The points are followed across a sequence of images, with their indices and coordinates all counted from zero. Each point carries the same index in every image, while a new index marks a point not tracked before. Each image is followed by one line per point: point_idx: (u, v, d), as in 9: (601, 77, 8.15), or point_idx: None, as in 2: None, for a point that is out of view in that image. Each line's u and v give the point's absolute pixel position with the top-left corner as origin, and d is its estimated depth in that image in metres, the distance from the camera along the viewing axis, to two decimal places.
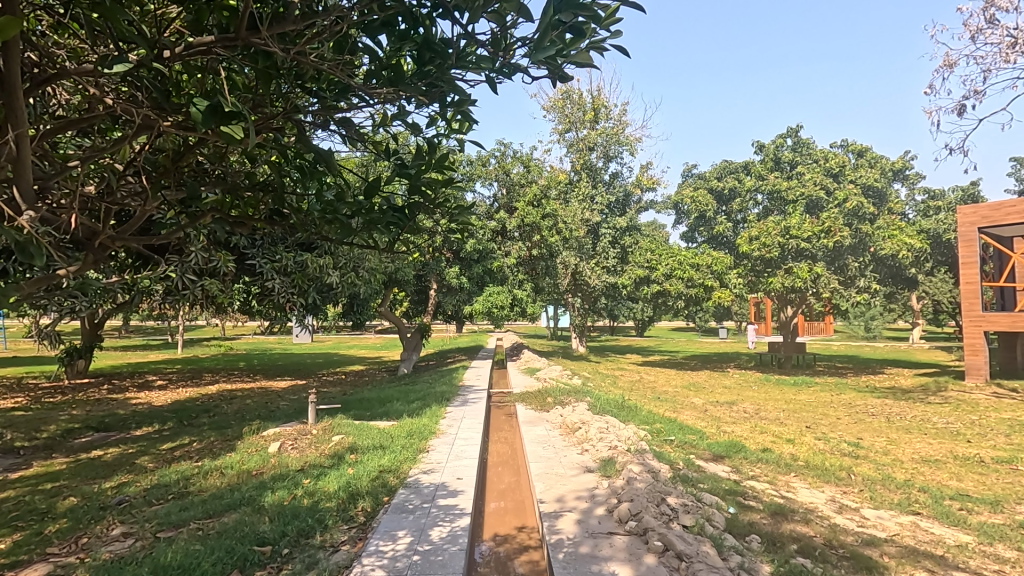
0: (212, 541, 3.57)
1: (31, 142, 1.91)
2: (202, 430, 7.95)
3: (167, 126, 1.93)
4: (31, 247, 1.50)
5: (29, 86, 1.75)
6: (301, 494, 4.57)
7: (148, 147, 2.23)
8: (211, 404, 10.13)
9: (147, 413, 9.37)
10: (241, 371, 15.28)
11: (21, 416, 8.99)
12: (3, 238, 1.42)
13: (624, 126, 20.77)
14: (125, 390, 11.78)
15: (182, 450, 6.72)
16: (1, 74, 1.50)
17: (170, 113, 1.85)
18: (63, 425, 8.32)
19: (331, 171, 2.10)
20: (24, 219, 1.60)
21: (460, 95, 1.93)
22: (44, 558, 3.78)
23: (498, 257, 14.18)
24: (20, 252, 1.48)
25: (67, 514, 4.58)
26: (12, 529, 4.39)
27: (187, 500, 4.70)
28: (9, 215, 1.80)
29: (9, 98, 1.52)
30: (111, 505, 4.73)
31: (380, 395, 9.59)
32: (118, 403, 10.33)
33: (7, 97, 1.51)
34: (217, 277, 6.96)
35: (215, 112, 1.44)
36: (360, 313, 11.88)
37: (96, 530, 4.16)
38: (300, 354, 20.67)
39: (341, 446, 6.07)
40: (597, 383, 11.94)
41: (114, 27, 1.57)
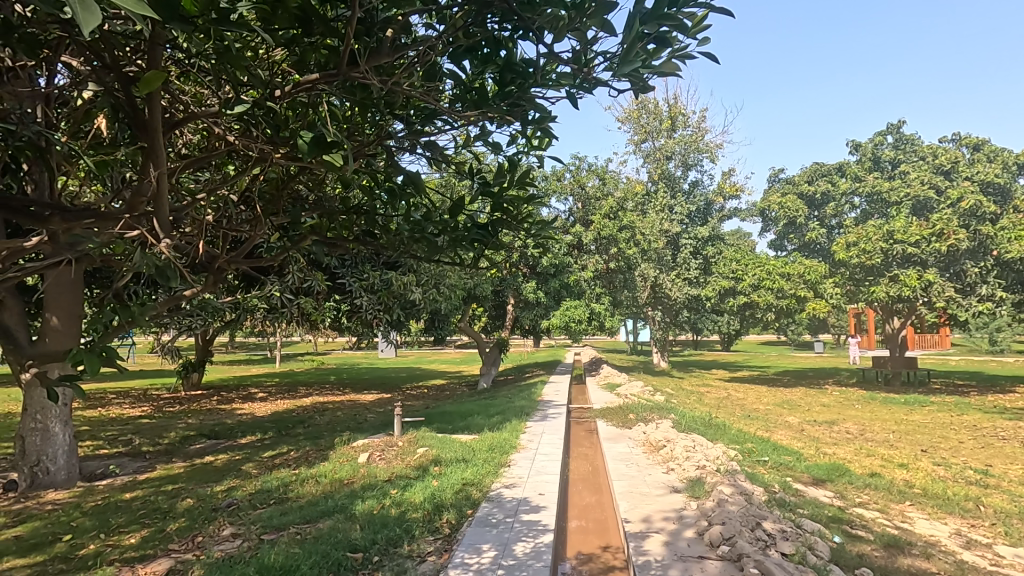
0: (309, 545, 3.78)
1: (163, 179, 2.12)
2: (298, 440, 8.50)
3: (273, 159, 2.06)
4: (168, 271, 1.68)
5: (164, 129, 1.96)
6: (389, 504, 4.75)
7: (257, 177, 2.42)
8: (305, 416, 10.82)
9: (250, 423, 10.15)
10: (332, 385, 16.17)
11: (147, 423, 10.05)
12: (147, 263, 1.60)
13: (703, 132, 20.08)
14: (231, 401, 12.83)
15: (281, 458, 7.21)
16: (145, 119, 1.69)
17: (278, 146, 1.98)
18: (180, 433, 9.18)
19: (418, 193, 2.18)
20: (161, 246, 1.78)
21: (541, 112, 1.94)
22: (167, 553, 4.18)
23: (575, 271, 14.10)
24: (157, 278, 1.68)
25: (185, 514, 5.04)
26: (140, 525, 4.89)
27: (286, 505, 5.03)
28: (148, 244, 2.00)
29: (152, 140, 1.70)
30: (221, 508, 5.16)
31: (462, 409, 9.78)
32: (225, 413, 11.26)
33: (150, 139, 1.70)
34: (312, 295, 7.54)
35: (319, 143, 1.51)
36: (442, 329, 12.24)
37: (210, 530, 4.54)
38: (386, 369, 21.61)
39: (425, 458, 6.26)
40: (681, 400, 11.45)
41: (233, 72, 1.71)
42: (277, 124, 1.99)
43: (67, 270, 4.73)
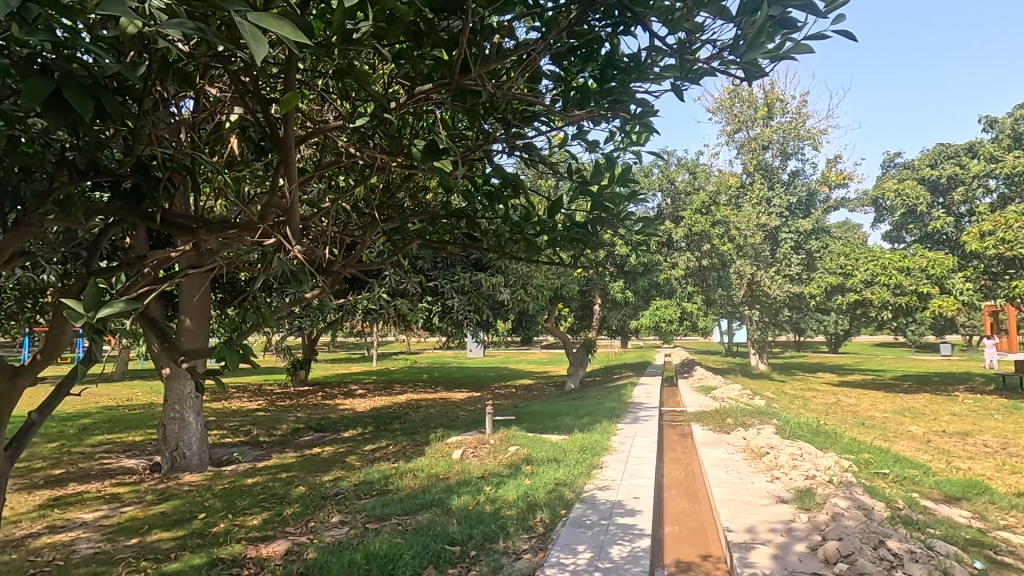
0: (410, 536, 3.97)
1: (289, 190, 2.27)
2: (396, 435, 8.93)
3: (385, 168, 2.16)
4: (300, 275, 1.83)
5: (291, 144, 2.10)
6: (483, 500, 4.86)
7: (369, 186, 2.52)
8: (401, 412, 11.35)
9: (352, 417, 10.81)
10: (425, 383, 16.83)
11: (264, 415, 11.02)
12: (284, 268, 1.75)
13: (804, 118, 18.71)
14: (335, 397, 13.75)
15: (381, 452, 7.62)
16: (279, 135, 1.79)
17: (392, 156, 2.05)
18: (291, 425, 9.98)
19: (518, 195, 2.21)
20: (293, 252, 1.92)
21: (643, 108, 1.90)
22: (285, 535, 4.57)
23: (664, 269, 13.68)
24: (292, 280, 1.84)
25: (299, 500, 5.47)
26: (261, 508, 5.37)
27: (388, 496, 5.31)
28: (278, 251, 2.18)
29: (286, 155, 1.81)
30: (329, 496, 5.55)
31: (551, 409, 9.81)
32: (330, 408, 12.08)
33: (285, 154, 1.80)
34: (407, 297, 7.91)
35: (431, 149, 1.55)
36: (529, 329, 12.34)
37: (321, 517, 4.90)
38: (475, 368, 22.16)
39: (517, 457, 6.34)
40: (784, 404, 10.74)
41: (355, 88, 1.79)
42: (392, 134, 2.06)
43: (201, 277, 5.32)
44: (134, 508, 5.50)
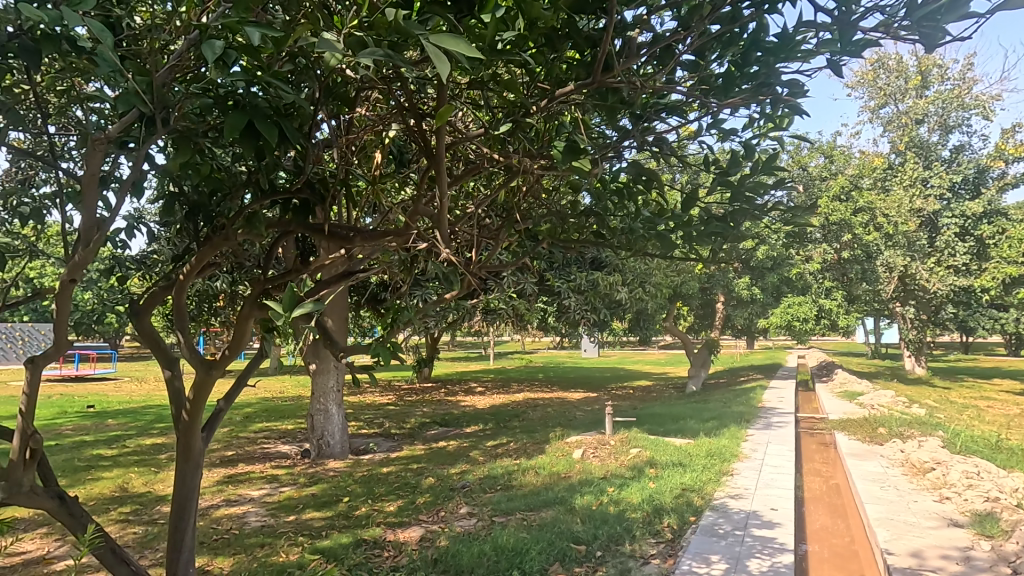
0: (536, 532, 4.04)
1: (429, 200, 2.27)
2: (516, 432, 9.16)
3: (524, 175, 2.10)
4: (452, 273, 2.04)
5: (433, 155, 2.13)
6: (607, 501, 4.81)
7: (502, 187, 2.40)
8: (519, 410, 11.61)
9: (474, 413, 11.27)
10: (541, 382, 17.05)
11: (394, 409, 11.86)
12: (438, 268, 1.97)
13: (970, 84, 16.18)
14: (456, 394, 14.42)
15: (503, 448, 7.85)
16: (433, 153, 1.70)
17: (537, 159, 1.93)
18: (419, 419, 10.63)
19: (650, 190, 2.15)
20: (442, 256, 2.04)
21: (791, 89, 1.76)
22: (419, 522, 4.88)
23: (797, 263, 12.58)
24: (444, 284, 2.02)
25: (429, 490, 5.81)
26: (397, 495, 5.79)
27: (512, 491, 5.46)
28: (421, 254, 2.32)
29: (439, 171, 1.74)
30: (457, 488, 5.83)
31: (673, 411, 9.45)
32: (453, 404, 12.69)
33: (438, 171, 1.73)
34: (526, 297, 8.06)
35: (572, 150, 1.56)
36: (647, 328, 12.00)
37: (450, 507, 5.17)
38: (590, 368, 22.02)
39: (639, 459, 6.20)
40: (950, 414, 9.38)
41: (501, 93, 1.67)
42: (538, 138, 1.92)
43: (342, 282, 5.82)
44: (291, 488, 6.18)
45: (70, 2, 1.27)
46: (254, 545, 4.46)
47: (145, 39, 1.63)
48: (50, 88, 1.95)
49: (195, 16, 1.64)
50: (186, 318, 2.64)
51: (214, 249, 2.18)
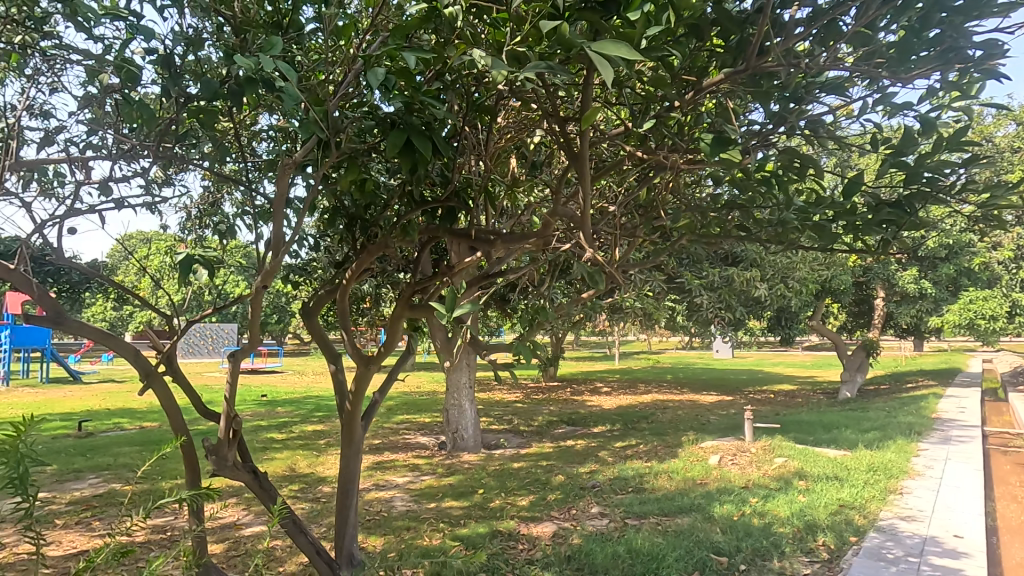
0: (672, 538, 3.92)
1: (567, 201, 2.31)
2: (645, 434, 8.92)
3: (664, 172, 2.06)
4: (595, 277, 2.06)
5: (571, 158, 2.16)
6: (750, 512, 4.51)
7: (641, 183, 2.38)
8: (648, 412, 11.26)
9: (600, 414, 11.17)
10: (669, 383, 16.41)
11: (522, 407, 12.15)
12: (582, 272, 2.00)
13: None
14: (582, 393, 14.40)
15: (632, 450, 7.70)
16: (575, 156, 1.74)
17: (677, 153, 1.88)
18: (546, 417, 10.78)
19: (805, 179, 1.97)
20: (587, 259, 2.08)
21: (987, 51, 1.52)
22: (551, 519, 4.97)
23: (981, 251, 10.75)
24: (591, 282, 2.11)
25: (560, 488, 5.88)
26: (529, 490, 5.93)
27: (644, 494, 5.34)
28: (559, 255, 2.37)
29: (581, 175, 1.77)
30: (587, 487, 5.82)
31: (823, 419, 8.58)
32: (579, 403, 12.69)
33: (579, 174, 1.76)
34: (655, 295, 7.82)
35: (721, 142, 1.49)
36: (790, 327, 11.03)
37: (581, 506, 5.19)
38: (723, 369, 20.74)
39: (786, 470, 5.71)
40: None
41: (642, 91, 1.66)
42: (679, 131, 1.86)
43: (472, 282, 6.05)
44: (430, 477, 6.61)
45: (263, 50, 1.46)
46: (400, 527, 4.84)
47: (317, 72, 1.85)
48: (244, 123, 2.30)
49: (353, 48, 1.80)
50: (348, 318, 2.94)
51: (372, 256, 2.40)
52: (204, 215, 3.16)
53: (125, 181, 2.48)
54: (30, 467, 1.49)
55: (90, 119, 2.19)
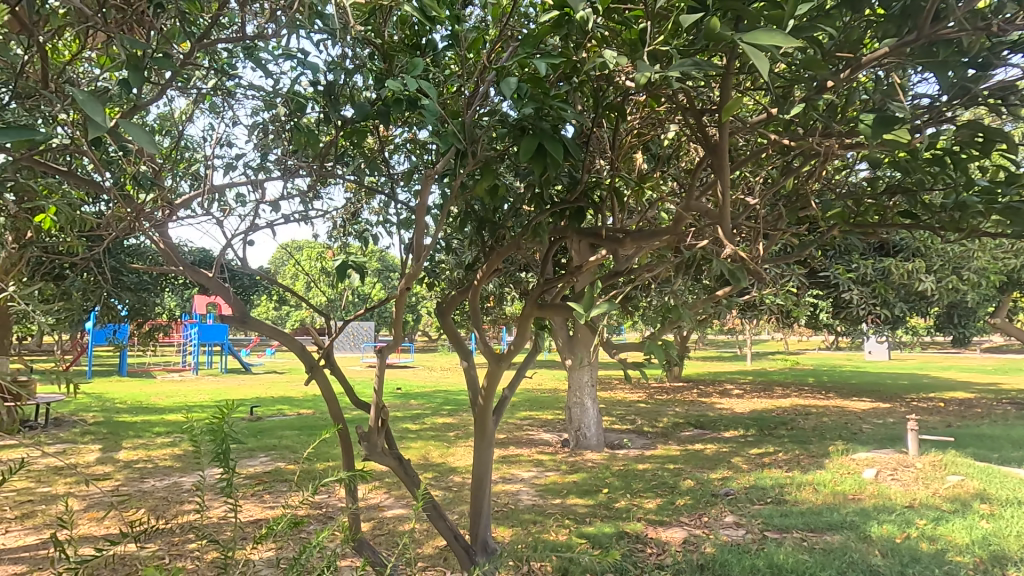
0: (820, 556, 3.60)
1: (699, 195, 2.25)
2: (784, 441, 8.24)
3: (808, 161, 1.92)
4: (738, 273, 1.99)
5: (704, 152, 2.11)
6: (916, 535, 3.99)
7: (780, 173, 2.25)
8: (788, 417, 10.36)
9: (732, 417, 10.51)
10: (811, 387, 14.95)
11: (646, 407, 11.81)
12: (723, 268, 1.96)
13: None
14: (711, 395, 13.65)
15: (770, 457, 7.15)
16: (713, 148, 1.72)
17: (828, 137, 1.73)
18: (672, 419, 10.39)
19: (990, 159, 1.71)
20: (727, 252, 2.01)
21: None
22: (680, 524, 4.79)
23: None
24: (732, 280, 2.03)
25: (689, 493, 5.66)
26: (656, 493, 5.77)
27: (785, 506, 4.94)
28: (695, 251, 2.31)
29: (719, 167, 1.74)
30: (720, 494, 5.52)
31: (1012, 434, 7.30)
32: (707, 406, 12.05)
33: (718, 166, 1.73)
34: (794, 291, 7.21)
35: (884, 121, 1.34)
36: (965, 326, 9.52)
37: (714, 513, 4.95)
38: (878, 373, 18.44)
39: (962, 491, 4.96)
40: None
41: (790, 73, 1.56)
42: (832, 113, 1.73)
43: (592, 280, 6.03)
44: (555, 473, 6.68)
45: (409, 71, 1.59)
46: (527, 520, 4.95)
47: (450, 86, 1.97)
48: (383, 138, 2.51)
49: (487, 58, 1.89)
50: (479, 317, 3.08)
51: (503, 256, 2.51)
52: (347, 224, 3.48)
53: (288, 197, 2.83)
54: (230, 444, 1.77)
55: (262, 145, 2.52)
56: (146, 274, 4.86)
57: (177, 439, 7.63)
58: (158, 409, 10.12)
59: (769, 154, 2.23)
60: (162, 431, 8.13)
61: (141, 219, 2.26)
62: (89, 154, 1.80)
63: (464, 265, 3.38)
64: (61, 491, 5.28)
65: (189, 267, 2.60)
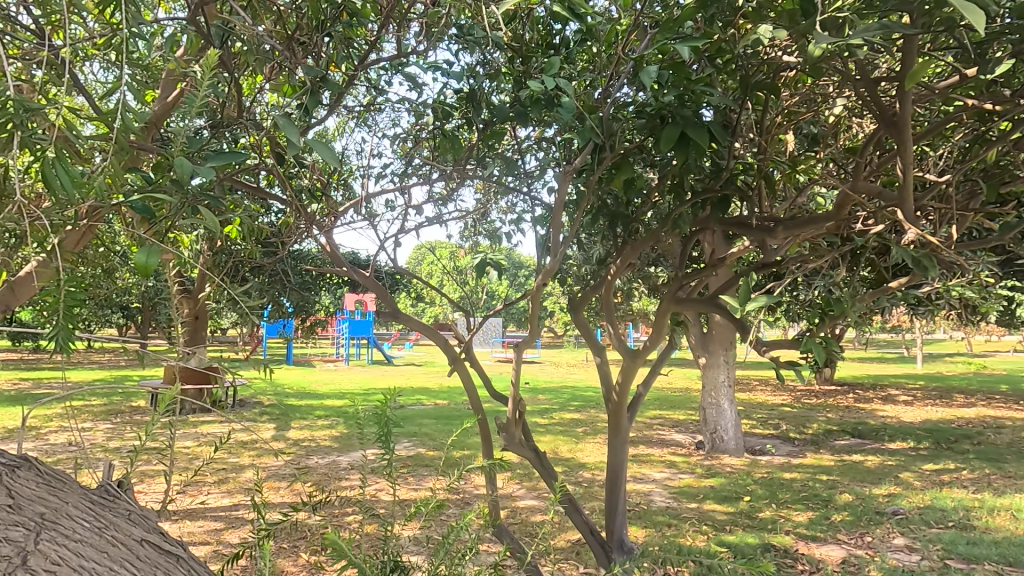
0: None
1: (867, 176, 2.03)
2: (969, 458, 7.07)
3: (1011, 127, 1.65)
4: (923, 261, 1.79)
5: (875, 128, 1.90)
6: None
7: (971, 146, 1.96)
8: (974, 430, 8.85)
9: (899, 427, 9.25)
10: (1005, 396, 12.62)
11: (791, 411, 10.83)
12: (904, 256, 1.77)
13: None
14: (871, 401, 12.13)
15: (951, 475, 6.18)
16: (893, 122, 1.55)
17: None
18: (823, 425, 9.42)
19: None
20: (907, 238, 1.81)
21: None
22: (838, 542, 4.33)
23: None
24: (914, 268, 1.81)
25: (847, 509, 5.09)
26: (806, 506, 5.27)
27: (973, 534, 4.25)
28: (862, 238, 2.09)
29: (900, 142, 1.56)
30: (886, 513, 4.90)
31: None
32: (867, 413, 10.73)
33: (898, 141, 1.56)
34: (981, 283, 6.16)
35: None
36: None
37: (879, 534, 4.41)
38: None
39: None
40: None
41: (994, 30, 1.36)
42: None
43: (728, 272, 5.71)
44: (689, 476, 6.39)
45: (548, 70, 1.62)
46: (661, 523, 4.80)
47: (583, 82, 1.98)
48: (514, 140, 2.58)
49: (624, 49, 1.87)
50: (613, 312, 3.04)
51: (640, 250, 2.46)
52: (478, 224, 3.64)
53: (429, 201, 3.03)
54: (391, 427, 1.94)
55: (407, 154, 2.73)
56: (309, 276, 5.52)
57: (334, 422, 8.55)
58: (318, 395, 11.41)
59: (956, 123, 1.95)
60: (322, 415, 9.16)
61: (313, 227, 2.56)
62: (275, 171, 2.08)
63: (594, 260, 3.37)
64: (247, 462, 6.19)
65: (351, 268, 2.90)
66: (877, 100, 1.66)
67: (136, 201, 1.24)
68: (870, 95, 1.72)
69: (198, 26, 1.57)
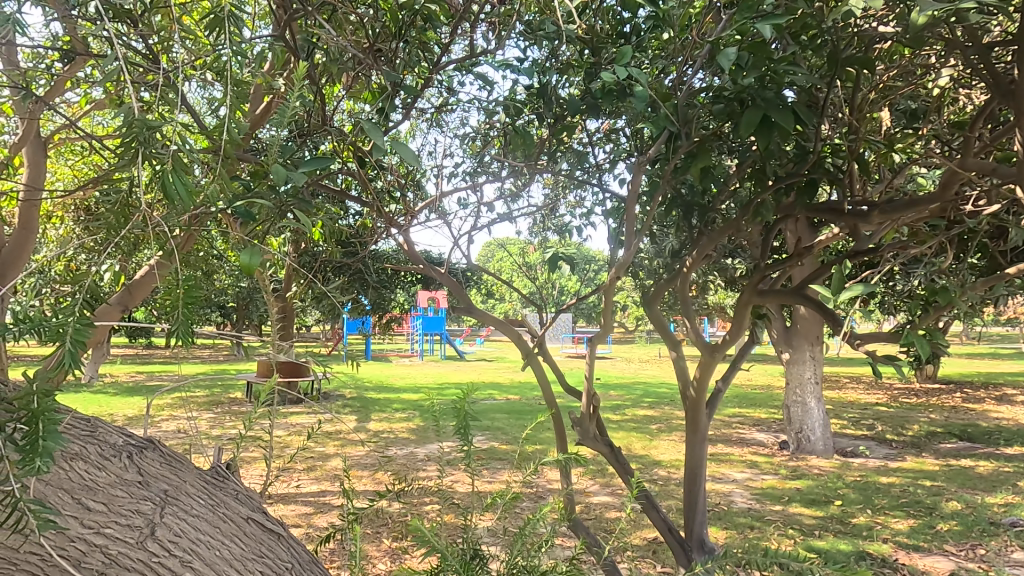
0: None
1: (977, 151, 1.86)
2: None
3: None
4: None
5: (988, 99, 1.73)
6: None
7: None
8: None
9: (1017, 431, 8.35)
10: None
11: (887, 411, 10.04)
12: None
13: None
14: (983, 401, 11.00)
15: None
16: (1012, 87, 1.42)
17: None
18: (925, 427, 8.67)
19: None
20: None
21: None
22: (944, 554, 3.99)
23: None
24: None
25: (956, 518, 4.66)
26: (907, 513, 4.87)
27: None
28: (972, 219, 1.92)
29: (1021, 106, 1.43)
30: (1002, 524, 4.45)
31: None
32: (977, 414, 9.76)
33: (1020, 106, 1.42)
34: None
35: None
36: None
37: (994, 547, 4.02)
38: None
39: None
40: None
41: None
42: None
43: (812, 262, 5.41)
44: (773, 477, 6.09)
45: (619, 59, 1.59)
46: (743, 524, 4.62)
47: (654, 70, 1.93)
48: (583, 133, 2.57)
49: (698, 31, 1.80)
50: (689, 306, 2.95)
51: (717, 239, 2.38)
52: (547, 219, 3.64)
53: (500, 199, 3.07)
54: (468, 419, 1.99)
55: (478, 153, 2.79)
56: (385, 275, 5.77)
57: (411, 415, 8.86)
58: (395, 389, 11.89)
59: None
60: (400, 408, 9.53)
61: (391, 227, 2.66)
62: (356, 174, 2.19)
63: (666, 252, 3.28)
64: (333, 451, 6.55)
65: (427, 266, 2.99)
66: (989, 68, 1.52)
67: (239, 206, 1.35)
68: (982, 63, 1.57)
69: (287, 42, 1.69)
